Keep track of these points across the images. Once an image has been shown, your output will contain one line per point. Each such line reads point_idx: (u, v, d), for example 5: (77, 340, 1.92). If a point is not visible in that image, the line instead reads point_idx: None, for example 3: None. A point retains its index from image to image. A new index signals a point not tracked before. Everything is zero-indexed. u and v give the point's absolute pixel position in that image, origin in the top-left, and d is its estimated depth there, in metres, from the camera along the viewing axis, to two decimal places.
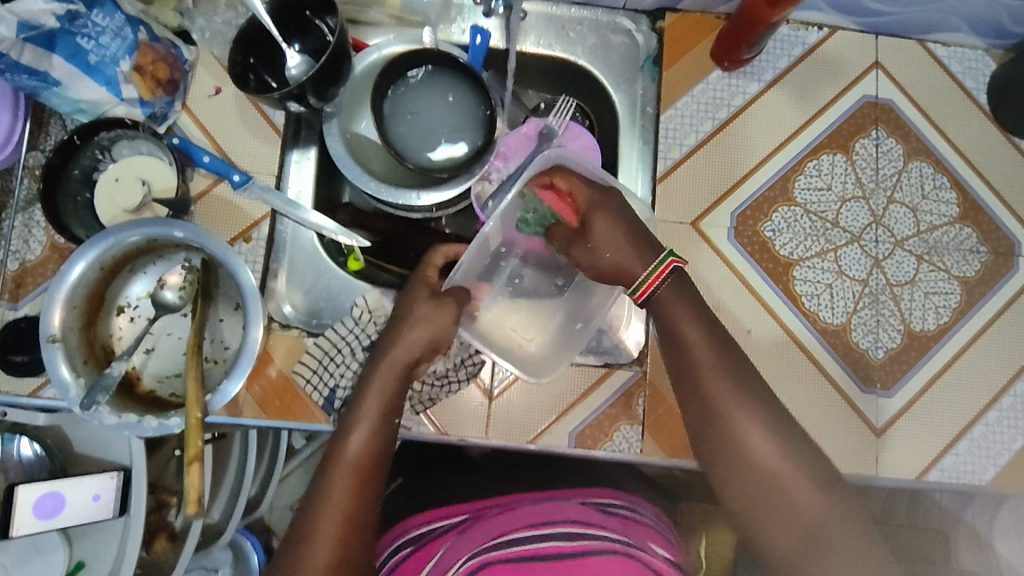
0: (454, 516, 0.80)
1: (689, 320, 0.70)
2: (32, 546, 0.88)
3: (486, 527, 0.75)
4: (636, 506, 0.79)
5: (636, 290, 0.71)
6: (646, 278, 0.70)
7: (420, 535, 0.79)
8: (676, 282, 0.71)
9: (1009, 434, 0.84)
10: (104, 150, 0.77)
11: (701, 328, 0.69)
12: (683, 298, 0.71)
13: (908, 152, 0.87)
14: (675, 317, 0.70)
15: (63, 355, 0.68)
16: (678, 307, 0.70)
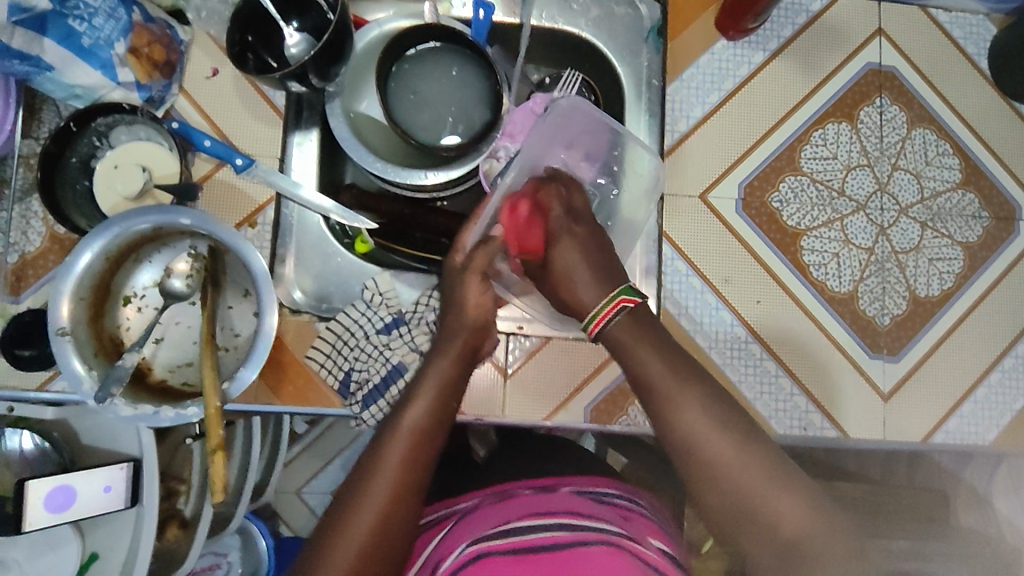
0: (458, 502, 0.79)
1: (648, 351, 0.69)
2: (45, 540, 0.87)
3: (488, 517, 0.71)
4: (632, 498, 0.77)
5: (589, 326, 0.72)
6: (600, 310, 0.71)
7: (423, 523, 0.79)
8: (632, 319, 0.71)
9: (1010, 395, 0.85)
10: (101, 136, 0.75)
11: (667, 364, 0.69)
12: (643, 333, 0.70)
13: (911, 119, 0.87)
14: (633, 352, 0.69)
15: (73, 348, 0.67)
16: (633, 340, 0.70)
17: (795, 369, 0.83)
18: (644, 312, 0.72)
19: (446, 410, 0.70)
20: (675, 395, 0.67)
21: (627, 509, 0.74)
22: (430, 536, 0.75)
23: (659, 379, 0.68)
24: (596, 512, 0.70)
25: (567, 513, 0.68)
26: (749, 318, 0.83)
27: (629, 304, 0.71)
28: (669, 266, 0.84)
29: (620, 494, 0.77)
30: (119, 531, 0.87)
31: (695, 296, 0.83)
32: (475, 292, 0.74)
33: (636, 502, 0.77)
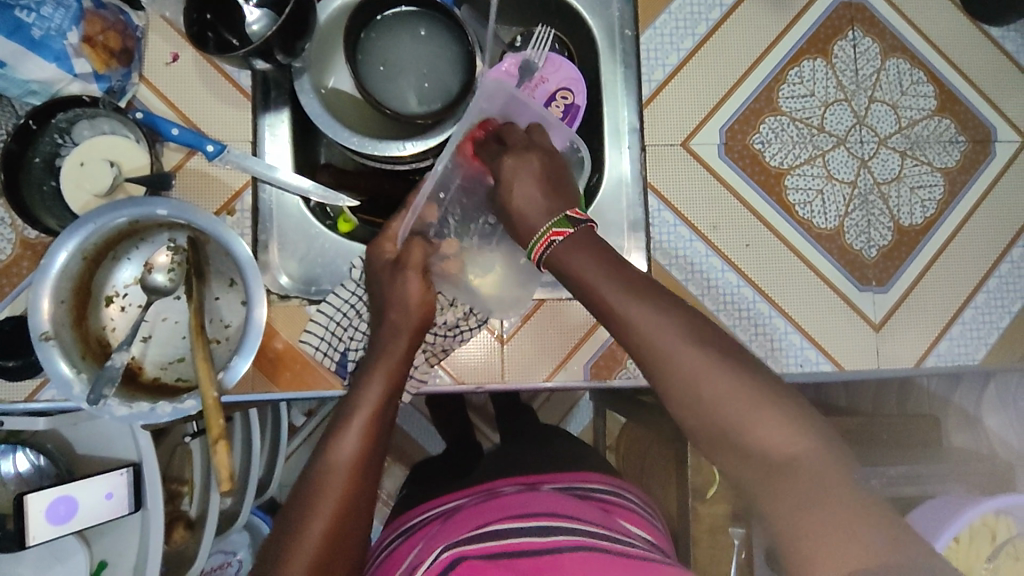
0: (450, 505, 0.81)
1: (595, 270, 0.60)
2: (50, 553, 0.86)
3: (466, 521, 0.71)
4: (619, 490, 0.81)
5: (532, 253, 0.65)
6: (539, 238, 0.64)
7: (410, 527, 0.80)
8: (572, 241, 0.63)
9: (997, 313, 0.87)
10: (63, 133, 0.72)
11: (606, 274, 0.60)
12: (586, 250, 0.61)
13: (884, 50, 0.88)
14: (574, 275, 0.61)
15: (60, 352, 0.64)
16: (573, 262, 0.61)
17: (787, 309, 0.84)
18: (586, 232, 0.63)
19: (388, 415, 0.68)
20: (622, 304, 0.57)
21: (610, 505, 0.77)
22: (413, 540, 0.76)
23: (603, 291, 0.59)
24: (578, 508, 0.72)
25: (543, 515, 0.69)
26: (740, 262, 0.84)
27: (561, 236, 0.63)
28: (657, 218, 0.83)
29: (607, 489, 0.81)
30: (125, 536, 0.86)
31: (685, 246, 0.83)
32: (418, 289, 0.72)
33: (624, 495, 0.81)
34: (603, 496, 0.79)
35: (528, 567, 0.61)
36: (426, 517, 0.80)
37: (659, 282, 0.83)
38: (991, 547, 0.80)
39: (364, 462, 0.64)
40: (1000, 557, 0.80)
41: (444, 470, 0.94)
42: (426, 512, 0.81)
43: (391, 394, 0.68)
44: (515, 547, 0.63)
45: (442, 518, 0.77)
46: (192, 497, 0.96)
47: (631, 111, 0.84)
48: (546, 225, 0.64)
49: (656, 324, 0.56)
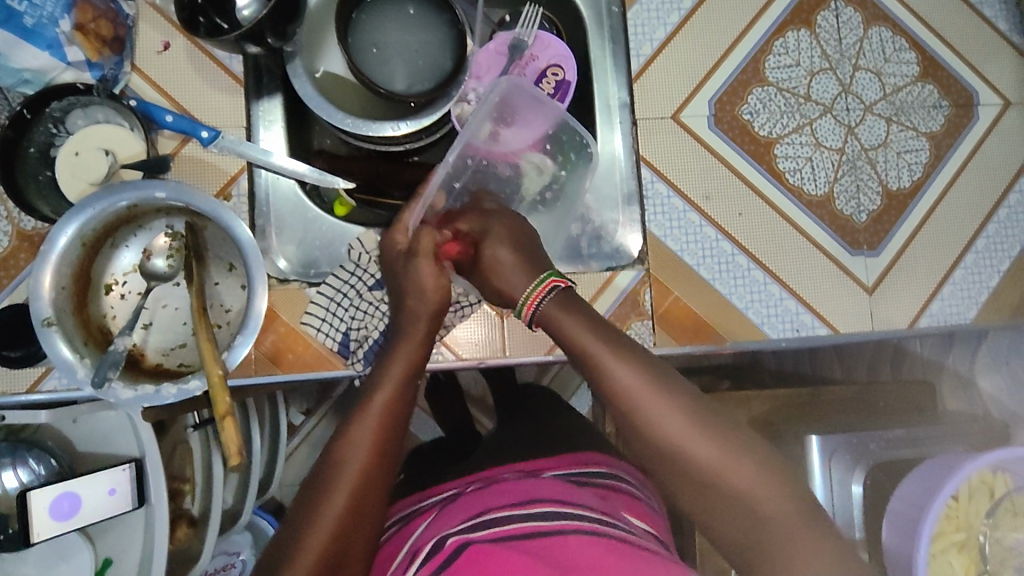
0: (449, 491, 0.79)
1: (579, 327, 0.67)
2: (54, 551, 0.84)
3: (464, 509, 0.71)
4: (619, 473, 0.81)
5: (523, 309, 0.72)
6: (529, 294, 0.71)
7: (408, 513, 0.80)
8: (561, 298, 0.70)
9: (986, 272, 0.89)
10: (57, 122, 0.72)
11: (591, 329, 0.67)
12: (572, 310, 0.69)
13: (867, 19, 0.89)
14: (562, 329, 0.68)
15: (61, 337, 0.64)
16: (561, 320, 0.68)
17: (781, 276, 0.85)
18: (571, 291, 0.72)
19: (409, 401, 0.68)
20: (601, 356, 0.64)
21: (608, 490, 0.76)
22: (413, 525, 0.76)
23: (592, 347, 0.65)
24: (577, 496, 0.71)
25: (546, 500, 0.68)
26: (733, 231, 0.85)
27: (560, 284, 0.71)
28: (650, 190, 0.84)
29: (607, 473, 0.80)
30: (129, 533, 0.85)
31: (678, 216, 0.84)
32: (431, 276, 0.72)
33: (624, 479, 0.80)
34: (601, 480, 0.78)
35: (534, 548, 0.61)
36: (424, 504, 0.80)
37: (654, 253, 0.84)
38: (991, 503, 0.76)
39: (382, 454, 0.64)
40: (1000, 513, 0.76)
41: (448, 454, 0.94)
42: (427, 499, 0.81)
43: (411, 380, 0.69)
44: (519, 530, 0.63)
45: (442, 505, 0.76)
46: (193, 496, 0.96)
47: (620, 87, 0.85)
48: (539, 279, 0.71)
49: (635, 382, 0.62)
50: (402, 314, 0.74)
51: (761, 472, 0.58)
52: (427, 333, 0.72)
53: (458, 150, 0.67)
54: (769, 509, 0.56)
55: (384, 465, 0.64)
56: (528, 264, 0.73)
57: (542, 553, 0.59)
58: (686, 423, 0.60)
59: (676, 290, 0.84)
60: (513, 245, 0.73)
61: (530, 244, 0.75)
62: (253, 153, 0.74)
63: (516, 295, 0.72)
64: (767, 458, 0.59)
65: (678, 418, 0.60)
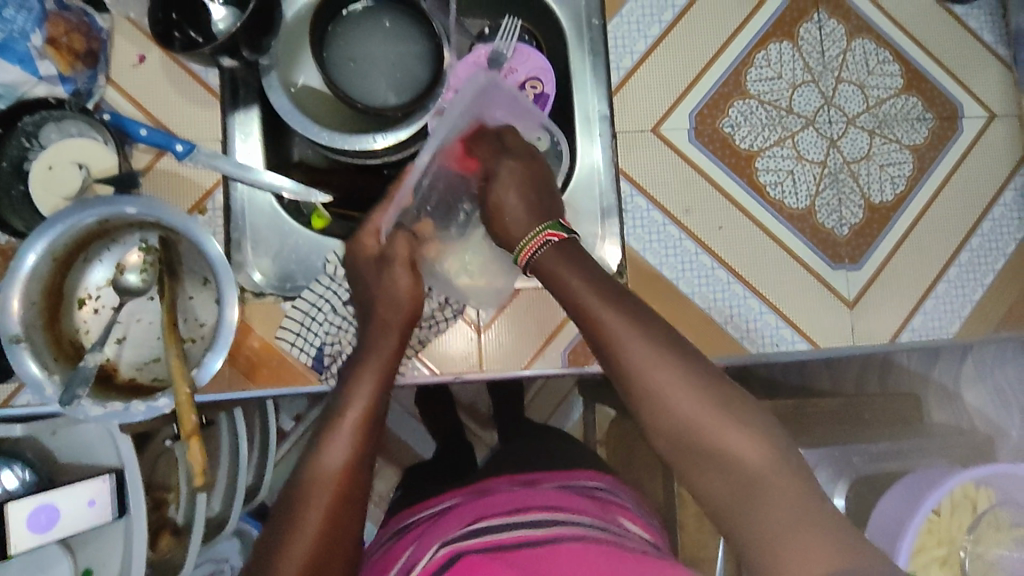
0: (437, 505, 0.71)
1: (579, 280, 0.64)
2: (32, 564, 0.82)
3: (456, 519, 0.64)
4: (617, 489, 0.73)
5: (520, 257, 0.68)
6: (528, 241, 0.68)
7: (394, 532, 0.71)
8: (560, 250, 0.67)
9: (969, 286, 0.88)
10: (30, 136, 0.71)
11: (590, 282, 0.64)
12: (569, 261, 0.66)
13: (850, 31, 0.89)
14: (558, 281, 0.65)
15: (30, 354, 0.64)
16: (560, 271, 0.65)
17: (761, 289, 0.85)
18: (570, 242, 0.68)
19: (378, 417, 0.67)
20: (601, 315, 0.62)
21: (609, 502, 0.69)
22: (395, 554, 0.66)
23: (589, 303, 0.63)
24: (573, 504, 0.64)
25: (538, 508, 0.63)
26: (712, 245, 0.84)
27: (556, 237, 0.68)
28: (630, 204, 0.84)
29: (606, 486, 0.72)
30: (111, 541, 0.82)
31: (658, 230, 0.84)
32: (405, 282, 0.72)
33: (625, 494, 0.72)
34: (603, 493, 0.70)
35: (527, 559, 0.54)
36: (409, 524, 0.71)
37: (633, 266, 0.83)
38: (972, 517, 0.75)
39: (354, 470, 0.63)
40: (981, 526, 0.75)
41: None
42: (416, 514, 0.72)
43: (381, 395, 0.68)
44: (506, 538, 0.58)
45: (428, 524, 0.68)
46: (177, 503, 0.88)
47: (601, 99, 0.85)
48: (537, 228, 0.68)
49: (633, 339, 0.60)
50: (372, 326, 0.72)
51: (764, 444, 0.56)
52: (398, 345, 0.71)
53: (430, 153, 0.65)
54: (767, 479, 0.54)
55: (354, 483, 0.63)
56: (537, 210, 0.70)
57: (522, 562, 0.54)
58: (684, 385, 0.58)
59: (654, 303, 0.83)
60: (525, 197, 0.70)
61: (544, 194, 0.71)
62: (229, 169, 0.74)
63: (517, 237, 0.69)
64: (758, 423, 0.57)
65: (671, 377, 0.59)
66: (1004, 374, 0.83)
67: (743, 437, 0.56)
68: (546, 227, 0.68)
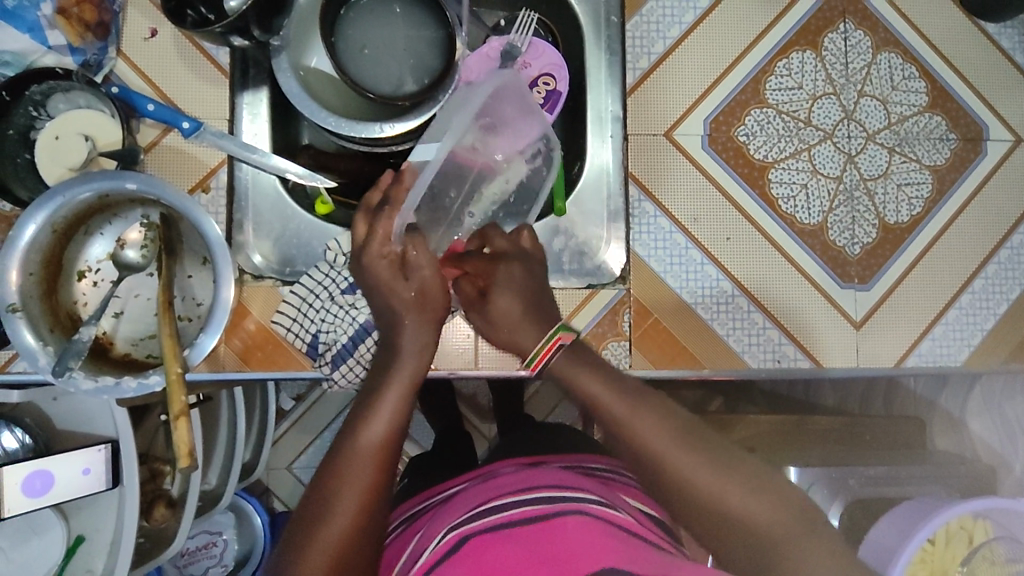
0: (449, 488, 0.71)
1: (593, 382, 0.64)
2: (27, 525, 0.82)
3: (467, 499, 0.63)
4: (622, 471, 0.74)
5: (533, 364, 0.69)
6: (541, 348, 0.69)
7: (410, 514, 0.71)
8: (571, 355, 0.67)
9: (981, 315, 0.86)
10: (38, 105, 0.72)
11: (607, 382, 0.64)
12: (584, 366, 0.66)
13: (876, 44, 0.87)
14: (578, 386, 0.65)
15: (26, 324, 0.64)
16: (576, 374, 0.66)
17: (766, 305, 0.83)
18: (581, 346, 0.69)
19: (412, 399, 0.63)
20: (615, 406, 0.61)
21: (612, 480, 0.70)
22: (410, 535, 0.66)
23: (606, 402, 0.62)
24: (579, 481, 0.64)
25: (546, 487, 0.61)
26: (720, 256, 0.83)
27: (568, 340, 0.69)
28: (637, 208, 0.82)
29: (607, 468, 0.74)
30: (107, 510, 0.83)
31: (664, 237, 0.82)
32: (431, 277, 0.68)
33: (627, 475, 0.74)
34: (606, 474, 0.72)
35: (532, 536, 0.54)
36: (426, 506, 0.71)
37: (637, 272, 0.82)
38: (968, 551, 0.77)
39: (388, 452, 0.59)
40: (977, 561, 0.77)
41: (433, 458, 0.93)
42: (426, 501, 0.72)
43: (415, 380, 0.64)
44: (519, 517, 0.56)
45: (442, 504, 0.68)
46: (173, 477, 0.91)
47: (614, 99, 0.84)
48: (548, 334, 0.69)
49: (640, 417, 0.60)
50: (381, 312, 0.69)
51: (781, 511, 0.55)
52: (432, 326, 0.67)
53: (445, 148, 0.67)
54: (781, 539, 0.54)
55: (388, 462, 0.59)
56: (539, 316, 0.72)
57: (538, 549, 0.52)
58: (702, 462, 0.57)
59: (655, 312, 0.82)
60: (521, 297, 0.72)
61: (537, 295, 0.74)
62: (245, 151, 0.75)
63: (528, 347, 0.71)
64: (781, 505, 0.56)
65: (683, 456, 0.58)
66: (1012, 407, 0.88)
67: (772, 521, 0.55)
68: (551, 335, 0.69)
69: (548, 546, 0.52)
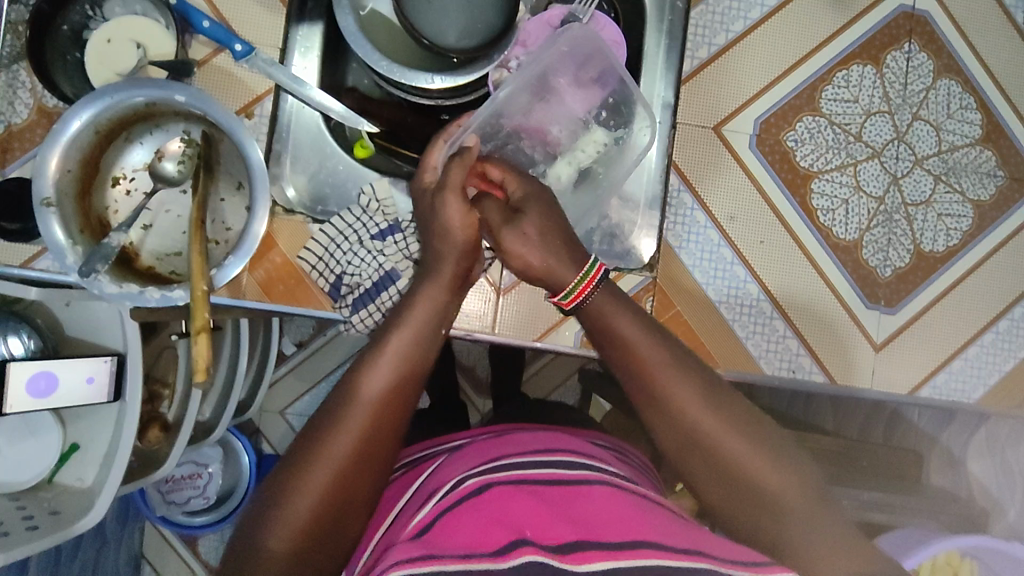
0: (458, 440, 0.71)
1: (621, 316, 0.61)
2: (26, 425, 0.82)
3: (484, 451, 0.63)
4: (620, 448, 0.74)
5: (567, 299, 0.62)
6: (577, 283, 0.61)
7: (414, 460, 0.71)
8: (608, 288, 0.62)
9: (1001, 355, 0.85)
10: (95, 6, 0.73)
11: (634, 318, 0.61)
12: (619, 299, 0.62)
13: (938, 69, 0.85)
14: (607, 321, 0.61)
15: (58, 219, 0.64)
16: (611, 313, 0.61)
17: (789, 313, 0.82)
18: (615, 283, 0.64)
19: (427, 354, 0.59)
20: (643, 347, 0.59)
21: (618, 456, 0.70)
22: (412, 475, 0.66)
23: (639, 344, 0.59)
24: (590, 451, 0.64)
25: (563, 451, 0.61)
26: (750, 258, 0.82)
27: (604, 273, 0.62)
28: (675, 198, 0.82)
29: (609, 444, 0.74)
30: (102, 425, 0.81)
31: (698, 231, 0.82)
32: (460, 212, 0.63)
33: (627, 455, 0.74)
34: (612, 451, 0.72)
35: (554, 497, 0.54)
36: (430, 453, 0.71)
37: (665, 262, 0.82)
38: None
39: (393, 404, 0.55)
40: None
41: (429, 421, 0.91)
42: (429, 448, 0.72)
43: (432, 329, 0.60)
44: (540, 476, 0.56)
45: (450, 452, 0.68)
46: (172, 399, 0.89)
47: (667, 86, 0.82)
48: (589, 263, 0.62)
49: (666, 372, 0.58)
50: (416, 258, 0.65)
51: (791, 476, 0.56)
52: (456, 277, 0.63)
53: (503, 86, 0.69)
54: (783, 495, 0.56)
55: (395, 413, 0.56)
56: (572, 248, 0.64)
57: (564, 507, 0.53)
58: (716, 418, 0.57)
59: (678, 304, 0.81)
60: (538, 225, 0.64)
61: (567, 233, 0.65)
62: (280, 75, 0.73)
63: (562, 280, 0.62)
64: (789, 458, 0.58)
65: (707, 413, 0.57)
66: (1013, 452, 0.89)
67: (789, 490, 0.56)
68: (590, 265, 0.62)
69: (575, 507, 0.53)
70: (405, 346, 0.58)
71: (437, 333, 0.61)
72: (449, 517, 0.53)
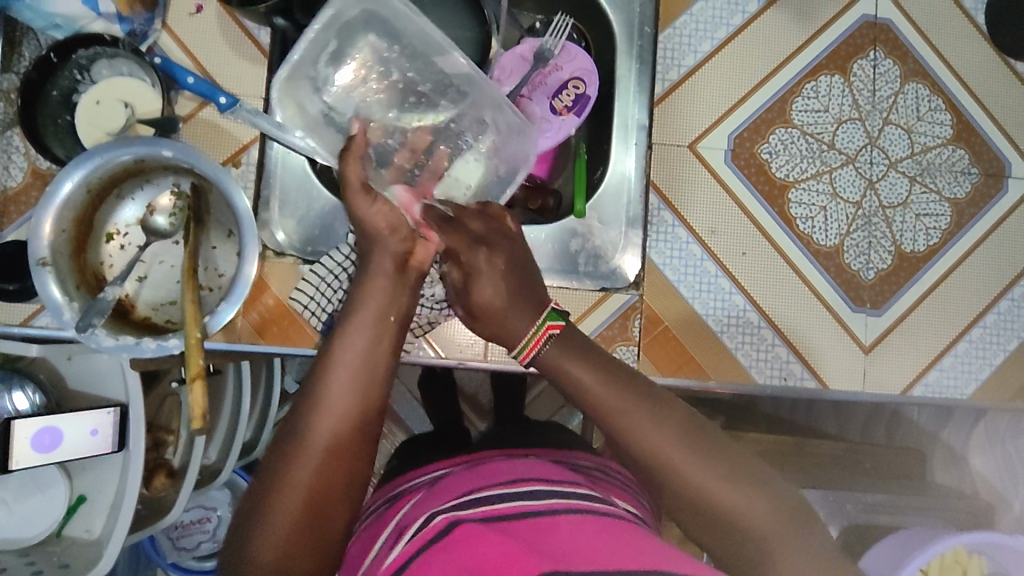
0: (439, 471, 0.71)
1: (575, 361, 0.63)
2: (32, 481, 0.81)
3: (457, 487, 0.63)
4: (606, 468, 0.73)
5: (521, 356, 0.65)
6: (528, 340, 0.65)
7: (395, 496, 0.71)
8: (559, 342, 0.65)
9: (991, 349, 0.86)
10: (82, 70, 0.75)
11: (589, 365, 0.63)
12: (571, 346, 0.65)
13: (905, 74, 0.87)
14: (561, 368, 0.63)
15: (53, 278, 0.66)
16: (563, 360, 0.64)
17: (777, 323, 0.84)
18: (570, 332, 0.66)
19: (380, 345, 0.59)
20: (581, 375, 0.62)
21: (599, 478, 0.70)
22: (400, 506, 0.67)
23: (591, 386, 0.62)
24: (566, 476, 0.64)
25: (534, 480, 0.61)
26: (733, 269, 0.84)
27: (557, 328, 0.66)
28: (655, 217, 0.84)
29: (592, 464, 0.73)
30: (106, 477, 0.80)
31: (680, 247, 0.83)
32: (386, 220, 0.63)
33: (613, 474, 0.73)
34: (595, 472, 0.71)
35: (522, 532, 0.54)
36: (413, 484, 0.71)
37: (651, 280, 0.83)
38: None
39: (350, 412, 0.55)
40: None
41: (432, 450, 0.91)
42: (410, 481, 0.72)
43: (385, 319, 0.60)
44: (510, 512, 0.56)
45: (430, 484, 0.68)
46: (176, 446, 0.88)
47: (640, 108, 0.84)
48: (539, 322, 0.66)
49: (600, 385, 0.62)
50: (386, 293, 0.65)
51: (755, 497, 0.56)
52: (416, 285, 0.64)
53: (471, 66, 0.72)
54: (749, 521, 0.55)
55: (351, 425, 0.55)
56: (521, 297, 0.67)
57: (533, 542, 0.52)
58: (681, 451, 0.58)
59: (666, 321, 0.83)
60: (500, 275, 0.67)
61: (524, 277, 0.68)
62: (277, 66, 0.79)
63: (516, 337, 0.66)
64: (764, 485, 0.57)
65: (670, 447, 0.58)
66: (1014, 443, 0.88)
67: (764, 518, 0.55)
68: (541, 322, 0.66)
69: (542, 540, 0.53)
70: (352, 344, 0.58)
71: (390, 321, 0.60)
72: (420, 562, 0.54)
